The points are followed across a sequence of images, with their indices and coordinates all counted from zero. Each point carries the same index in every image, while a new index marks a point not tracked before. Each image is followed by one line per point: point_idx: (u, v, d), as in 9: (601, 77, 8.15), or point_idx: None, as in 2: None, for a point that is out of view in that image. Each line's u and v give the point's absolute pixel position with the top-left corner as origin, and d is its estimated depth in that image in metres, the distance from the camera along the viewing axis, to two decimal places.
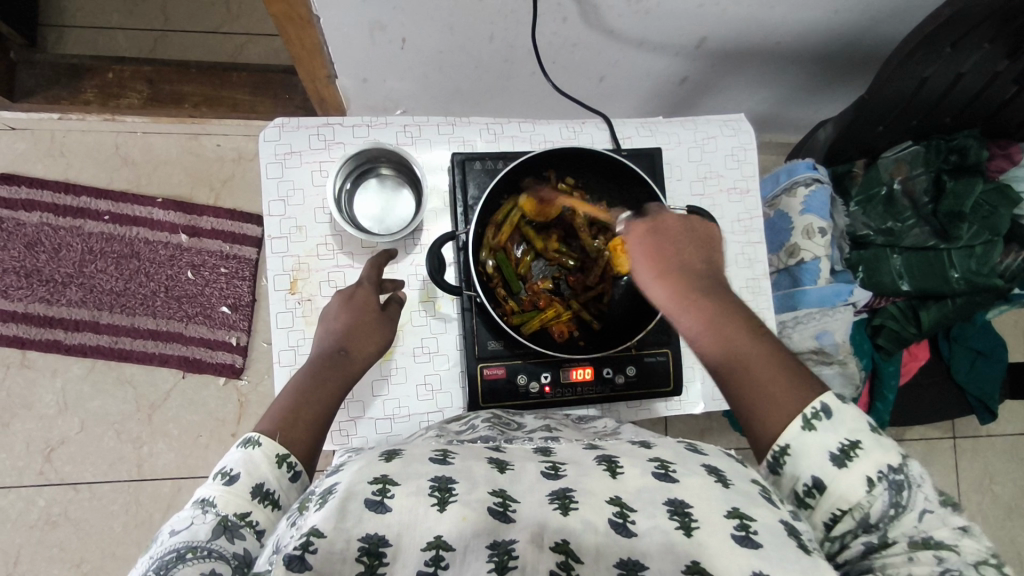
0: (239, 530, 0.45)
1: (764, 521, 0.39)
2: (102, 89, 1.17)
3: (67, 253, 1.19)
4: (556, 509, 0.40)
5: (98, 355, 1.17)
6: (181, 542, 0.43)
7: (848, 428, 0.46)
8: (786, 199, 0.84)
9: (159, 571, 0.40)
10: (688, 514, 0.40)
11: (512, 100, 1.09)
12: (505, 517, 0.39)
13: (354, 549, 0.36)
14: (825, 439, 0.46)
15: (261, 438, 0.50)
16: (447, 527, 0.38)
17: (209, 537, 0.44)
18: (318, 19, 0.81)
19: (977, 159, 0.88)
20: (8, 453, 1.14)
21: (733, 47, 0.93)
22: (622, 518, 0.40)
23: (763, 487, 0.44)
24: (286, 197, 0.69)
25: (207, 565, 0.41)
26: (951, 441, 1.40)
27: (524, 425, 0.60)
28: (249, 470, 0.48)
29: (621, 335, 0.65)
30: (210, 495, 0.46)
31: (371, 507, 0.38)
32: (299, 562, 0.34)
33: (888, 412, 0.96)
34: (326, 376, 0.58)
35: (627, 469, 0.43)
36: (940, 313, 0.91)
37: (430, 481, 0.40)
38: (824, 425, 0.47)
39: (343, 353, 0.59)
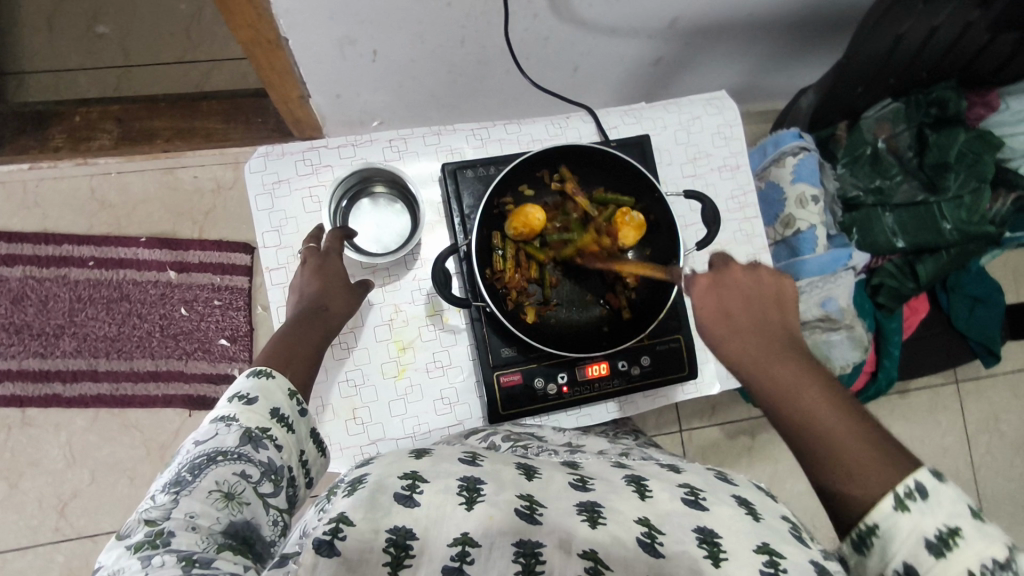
0: (262, 441, 0.47)
1: (794, 558, 0.40)
2: (71, 134, 1.15)
3: (55, 304, 1.17)
4: (583, 520, 0.42)
5: (100, 404, 1.15)
6: (210, 447, 0.45)
7: (948, 511, 0.41)
8: (775, 170, 0.84)
9: (193, 472, 0.43)
10: (717, 544, 0.40)
11: (489, 101, 1.09)
12: (532, 519, 0.41)
13: (382, 539, 0.38)
14: (919, 522, 0.41)
15: (273, 372, 0.52)
16: (474, 525, 0.39)
17: (236, 443, 0.45)
18: (287, 41, 0.80)
19: (958, 110, 0.87)
20: (21, 512, 1.12)
21: (704, 24, 0.93)
22: (650, 539, 0.41)
23: (795, 524, 0.46)
24: (279, 227, 0.68)
25: (238, 467, 0.44)
26: (954, 385, 1.43)
27: (546, 438, 0.62)
28: (265, 395, 0.50)
29: (651, 314, 0.64)
30: (229, 413, 0.47)
31: (401, 500, 0.40)
32: (328, 547, 0.36)
33: (895, 368, 0.98)
34: (289, 331, 0.58)
35: (657, 493, 0.45)
36: (936, 266, 0.92)
37: (460, 481, 0.42)
38: (919, 508, 0.42)
39: (322, 310, 0.60)
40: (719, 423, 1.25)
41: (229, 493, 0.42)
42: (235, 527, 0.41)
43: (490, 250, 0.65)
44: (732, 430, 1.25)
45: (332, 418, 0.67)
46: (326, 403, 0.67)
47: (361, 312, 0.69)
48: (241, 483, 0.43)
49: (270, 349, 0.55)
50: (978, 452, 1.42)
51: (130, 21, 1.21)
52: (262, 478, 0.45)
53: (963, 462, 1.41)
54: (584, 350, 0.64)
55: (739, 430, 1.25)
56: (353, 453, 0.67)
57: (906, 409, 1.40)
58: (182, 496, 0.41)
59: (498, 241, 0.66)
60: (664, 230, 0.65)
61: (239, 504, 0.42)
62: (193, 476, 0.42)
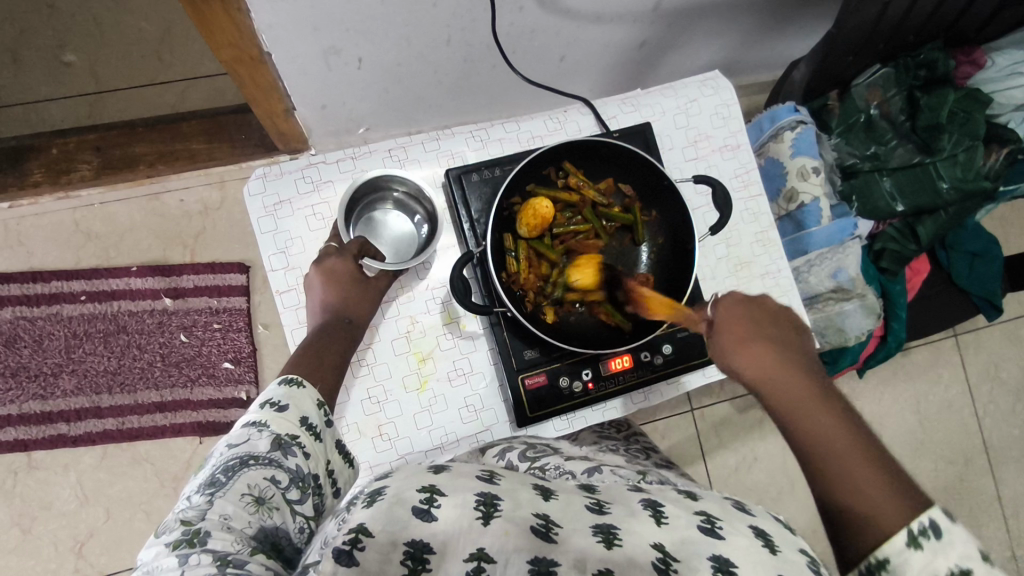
0: (291, 449, 0.47)
1: None
2: (50, 168, 1.09)
3: (50, 343, 1.14)
4: (599, 542, 0.42)
5: (108, 440, 1.13)
6: (242, 451, 0.45)
7: (960, 552, 0.42)
8: (773, 146, 0.84)
9: (226, 473, 0.43)
10: (734, 572, 0.40)
11: (476, 98, 1.07)
12: (546, 535, 0.41)
13: (400, 553, 0.38)
14: (932, 561, 0.42)
15: (303, 380, 0.52)
16: (490, 540, 0.39)
17: (267, 449, 0.45)
18: (270, 56, 0.78)
19: (946, 70, 0.88)
20: (38, 558, 1.10)
21: (687, 4, 0.92)
22: (665, 564, 0.41)
23: (812, 559, 0.45)
24: (285, 249, 0.67)
25: (268, 472, 0.44)
26: (953, 339, 1.45)
27: (562, 451, 0.62)
28: (296, 404, 0.50)
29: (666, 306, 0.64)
30: (260, 417, 0.47)
31: (420, 516, 0.40)
32: (347, 558, 0.37)
33: (903, 330, 0.99)
34: (313, 338, 0.59)
35: (673, 519, 0.45)
36: (936, 226, 0.93)
37: (477, 496, 0.43)
38: (933, 545, 0.42)
39: (347, 322, 0.62)
40: (731, 399, 1.26)
41: (260, 498, 0.42)
42: (265, 531, 0.41)
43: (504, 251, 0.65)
44: (743, 404, 1.26)
45: (358, 437, 0.66)
46: (351, 423, 0.66)
47: (377, 328, 0.68)
48: (271, 488, 0.44)
49: (296, 356, 0.56)
50: (981, 402, 1.44)
51: (98, 46, 1.18)
52: (290, 485, 0.45)
53: (968, 413, 1.44)
54: (608, 345, 0.64)
55: (749, 404, 1.26)
56: (382, 470, 0.66)
57: (909, 367, 1.42)
58: (217, 498, 0.41)
59: (511, 242, 0.65)
60: (674, 218, 0.65)
61: (270, 508, 0.42)
62: (227, 479, 0.42)
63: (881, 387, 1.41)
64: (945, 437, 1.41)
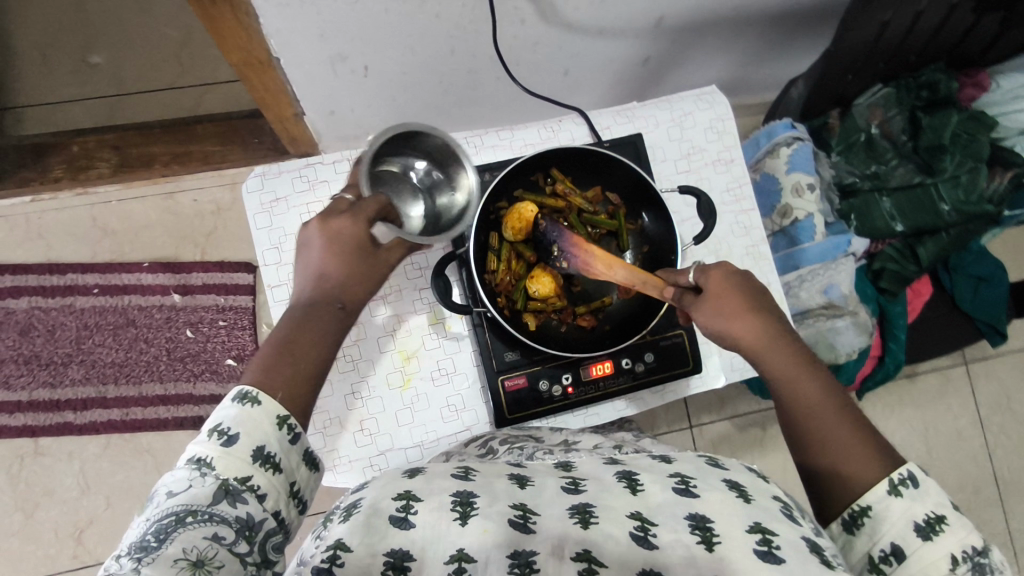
0: (241, 495, 0.44)
1: (786, 536, 0.40)
2: (71, 164, 1.14)
3: (62, 333, 1.17)
4: (576, 523, 0.41)
5: (111, 430, 1.16)
6: (180, 506, 0.42)
7: (935, 501, 0.47)
8: (770, 161, 0.84)
9: (159, 535, 0.41)
10: (710, 529, 0.41)
11: (481, 109, 1.09)
12: (526, 528, 0.41)
13: (380, 562, 0.38)
14: (911, 507, 0.47)
15: (259, 394, 0.47)
16: (470, 539, 0.40)
17: (211, 500, 0.43)
18: (278, 61, 0.81)
19: (948, 92, 0.88)
20: (38, 542, 1.13)
21: (689, 21, 0.93)
22: (643, 532, 0.41)
23: (786, 504, 0.45)
24: (279, 245, 0.69)
25: (208, 530, 0.42)
26: (963, 368, 1.42)
27: (544, 439, 0.62)
28: (248, 431, 0.46)
29: (647, 313, 0.65)
30: (206, 455, 0.45)
31: (396, 523, 0.40)
32: (326, 574, 0.36)
33: (901, 351, 0.98)
34: (294, 323, 0.52)
35: (648, 487, 0.45)
36: (936, 247, 0.93)
37: (453, 496, 0.43)
38: (911, 492, 0.48)
39: (338, 306, 0.54)
40: (730, 417, 1.25)
41: (198, 561, 0.40)
42: None
43: (488, 253, 0.66)
44: (742, 423, 1.25)
45: (339, 431, 0.67)
46: (333, 416, 0.67)
47: (364, 324, 0.69)
48: (213, 547, 0.42)
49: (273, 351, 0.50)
50: (992, 432, 1.41)
51: (124, 50, 1.23)
52: (236, 538, 0.43)
53: (977, 443, 1.40)
54: (589, 350, 0.65)
55: (749, 423, 1.25)
56: (361, 464, 0.67)
57: (916, 393, 1.39)
58: (145, 565, 0.39)
59: (496, 245, 0.66)
60: (659, 228, 0.66)
61: (209, 572, 0.40)
62: (159, 542, 0.40)
63: (887, 413, 1.38)
64: (953, 468, 1.38)
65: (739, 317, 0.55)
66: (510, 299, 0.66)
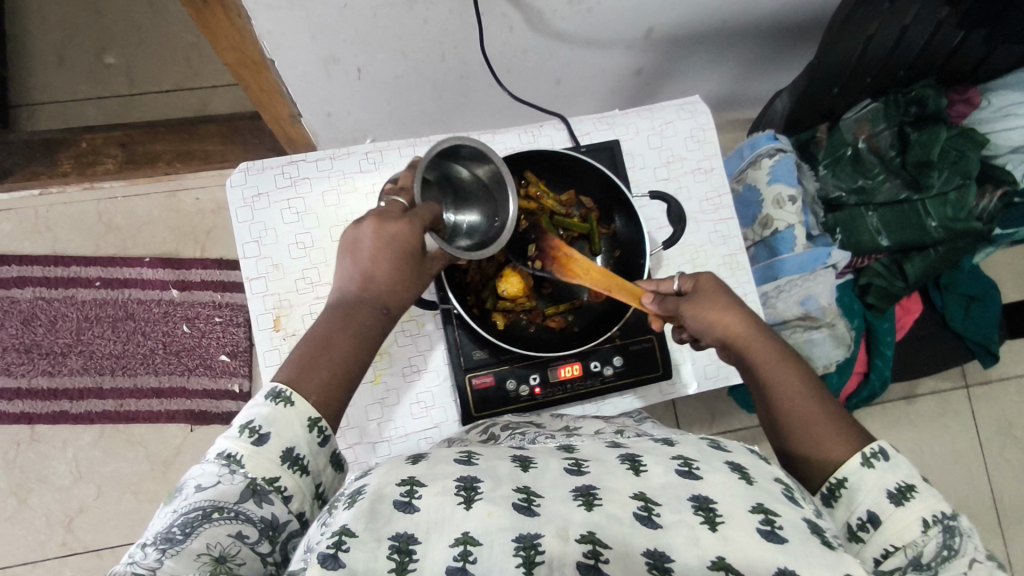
0: (268, 495, 0.46)
1: (788, 517, 0.40)
2: (77, 158, 1.18)
3: (63, 324, 1.21)
4: (580, 506, 0.40)
5: (105, 421, 1.18)
6: (207, 501, 0.45)
7: (905, 471, 0.49)
8: (751, 172, 0.85)
9: (185, 529, 0.43)
10: (714, 510, 0.40)
11: (476, 114, 1.11)
12: (530, 511, 0.39)
13: (385, 547, 0.37)
14: (883, 477, 0.49)
15: (292, 394, 0.50)
16: (474, 523, 0.38)
17: (237, 498, 0.45)
18: (272, 62, 0.84)
19: (937, 107, 0.87)
20: (29, 528, 1.15)
21: (679, 33, 0.94)
22: (647, 511, 0.40)
23: (788, 485, 0.45)
24: (259, 239, 0.70)
25: (233, 528, 0.44)
26: (964, 390, 1.40)
27: (545, 425, 0.62)
28: (279, 430, 0.48)
29: (612, 317, 0.66)
30: (236, 451, 0.47)
31: (401, 507, 0.39)
32: (333, 560, 0.35)
33: (887, 368, 0.96)
34: (339, 325, 0.55)
35: (651, 467, 0.44)
36: (924, 263, 0.92)
37: (457, 481, 0.41)
38: (882, 464, 0.50)
39: (383, 310, 0.58)
40: (720, 431, 1.24)
41: (220, 557, 0.43)
42: None
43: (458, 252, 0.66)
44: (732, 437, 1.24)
45: None
46: None
47: None
48: (235, 544, 0.44)
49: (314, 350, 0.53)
50: (993, 458, 1.38)
51: (135, 51, 1.27)
52: (259, 538, 0.45)
53: (977, 468, 1.37)
54: (556, 350, 0.66)
55: (738, 438, 1.24)
56: None
57: (914, 415, 1.37)
58: (168, 556, 0.41)
59: None
60: (630, 234, 0.67)
61: (229, 568, 0.42)
62: (185, 535, 0.43)
63: (883, 434, 1.36)
64: (954, 494, 1.35)
65: (721, 307, 0.59)
66: (480, 298, 0.67)
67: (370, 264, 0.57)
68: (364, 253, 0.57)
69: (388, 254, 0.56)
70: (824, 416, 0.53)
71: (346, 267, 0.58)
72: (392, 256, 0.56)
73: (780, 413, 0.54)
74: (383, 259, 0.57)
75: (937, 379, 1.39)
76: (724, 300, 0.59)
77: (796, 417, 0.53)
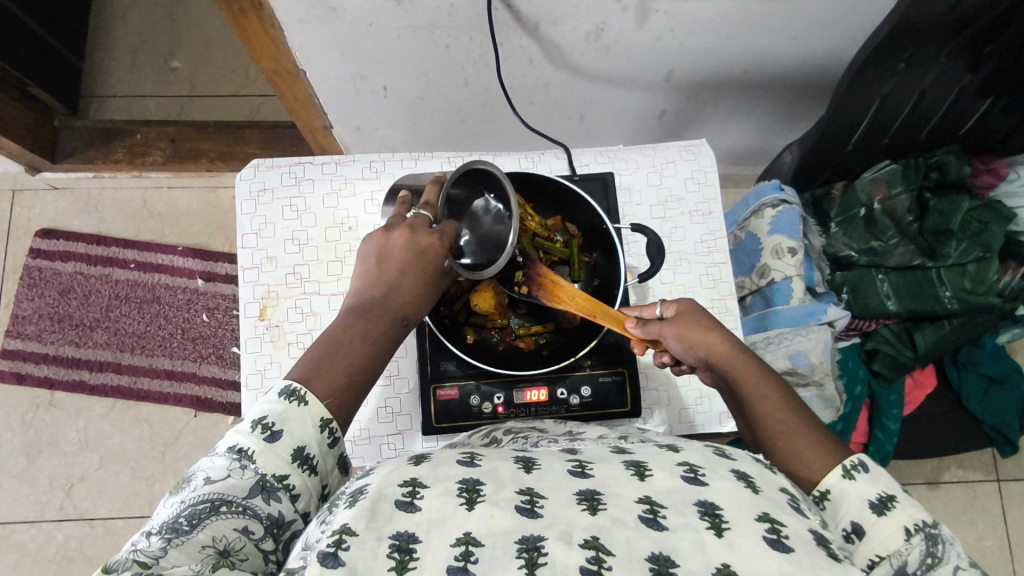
0: (277, 493, 0.44)
1: (795, 527, 0.37)
2: (130, 150, 1.26)
3: (95, 299, 1.29)
4: (583, 509, 0.36)
5: (118, 395, 1.24)
6: (216, 494, 0.43)
7: (885, 482, 0.48)
8: (754, 221, 0.91)
9: (191, 520, 0.41)
10: (720, 515, 0.36)
11: (501, 139, 1.14)
12: (533, 513, 0.36)
13: (385, 546, 0.34)
14: (865, 489, 0.47)
15: (307, 394, 0.48)
16: (477, 524, 0.35)
17: (246, 494, 0.43)
18: (304, 74, 0.89)
19: (958, 175, 0.91)
20: (32, 489, 1.20)
21: (701, 79, 0.95)
22: (653, 514, 0.37)
23: (794, 497, 0.42)
24: (258, 231, 0.74)
25: (241, 522, 0.43)
26: (995, 484, 1.29)
27: (548, 430, 0.60)
28: (291, 429, 0.47)
29: (579, 341, 0.67)
30: (248, 446, 0.45)
31: (402, 507, 0.36)
32: (333, 558, 0.32)
33: (888, 442, 0.94)
34: (362, 330, 0.53)
35: (656, 472, 0.40)
36: (936, 334, 0.93)
37: (459, 482, 0.38)
38: (863, 476, 0.48)
39: (401, 323, 0.55)
40: None
41: (224, 551, 0.41)
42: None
43: None
44: None
45: None
46: None
47: (320, 315, 0.72)
48: (241, 540, 0.42)
49: (327, 351, 0.51)
50: None
51: (201, 59, 1.37)
52: (264, 535, 0.43)
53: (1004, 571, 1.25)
54: (517, 367, 0.66)
55: None
56: None
57: (938, 503, 1.27)
58: (173, 546, 0.40)
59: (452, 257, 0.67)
60: (608, 265, 0.68)
61: (232, 563, 0.41)
62: (191, 526, 0.41)
63: None
64: None
65: (701, 329, 0.57)
66: (455, 310, 0.67)
67: (399, 276, 0.55)
68: (393, 264, 0.55)
69: (421, 267, 0.55)
70: (816, 442, 0.50)
71: (371, 273, 0.56)
72: (422, 271, 0.55)
73: (766, 429, 0.52)
74: (414, 273, 0.55)
75: (965, 468, 1.29)
76: (706, 324, 0.57)
77: (782, 430, 0.51)
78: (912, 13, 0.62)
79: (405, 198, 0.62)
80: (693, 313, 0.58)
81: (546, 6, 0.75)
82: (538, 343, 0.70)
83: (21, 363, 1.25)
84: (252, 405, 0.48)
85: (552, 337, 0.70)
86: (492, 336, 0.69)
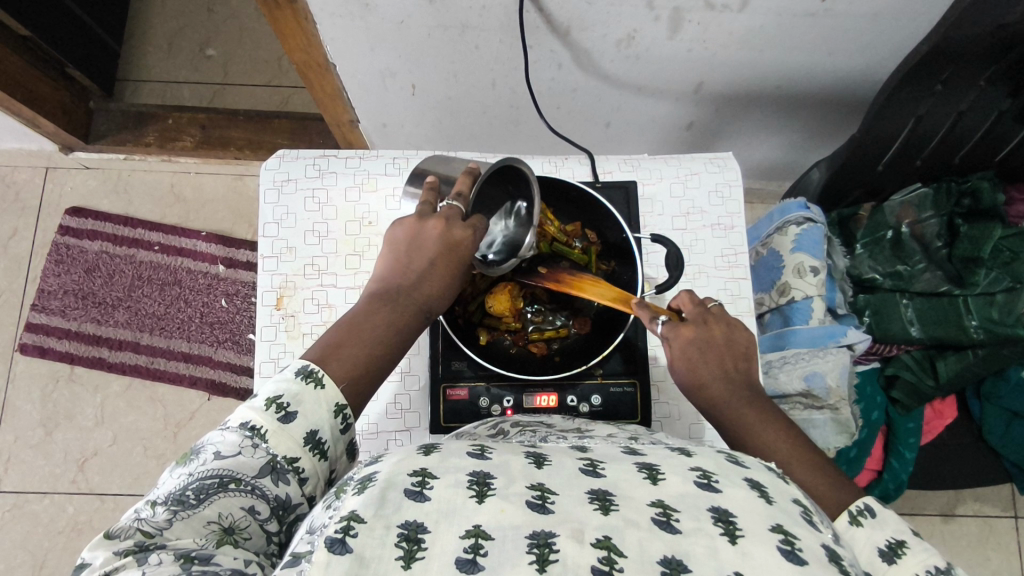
0: (286, 475, 0.44)
1: (809, 540, 0.36)
2: (162, 132, 1.30)
3: (119, 278, 1.31)
4: (595, 509, 0.36)
5: (135, 373, 1.26)
6: (224, 471, 0.42)
7: (893, 527, 0.46)
8: (778, 238, 0.91)
9: (199, 494, 0.41)
10: (733, 522, 0.36)
11: (525, 142, 1.14)
12: (544, 509, 0.36)
13: (394, 534, 0.33)
14: (873, 535, 0.45)
15: (323, 375, 0.48)
16: (487, 517, 0.35)
17: (256, 473, 0.43)
18: (334, 68, 0.89)
19: (992, 203, 0.90)
20: (48, 460, 1.22)
21: (730, 91, 0.94)
22: (665, 517, 0.36)
23: (806, 508, 0.40)
24: (279, 221, 0.75)
25: (247, 501, 0.42)
26: (1013, 521, 1.25)
27: (556, 425, 0.59)
28: (305, 412, 0.46)
29: (592, 351, 0.66)
30: (261, 425, 0.44)
31: (411, 496, 0.36)
32: (340, 545, 0.32)
33: (903, 471, 0.95)
34: (384, 317, 0.53)
35: (669, 476, 0.39)
36: (960, 364, 0.91)
37: (469, 475, 0.38)
38: (870, 522, 0.46)
39: (426, 316, 0.55)
40: None
41: (229, 528, 0.41)
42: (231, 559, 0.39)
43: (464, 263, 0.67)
44: None
45: None
46: None
47: (335, 308, 0.73)
48: (247, 519, 0.42)
49: (344, 334, 0.51)
50: None
51: (234, 48, 1.38)
52: (269, 516, 0.43)
53: None
54: (528, 370, 0.66)
55: None
56: None
57: (952, 537, 1.23)
58: (179, 518, 0.39)
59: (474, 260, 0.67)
60: (625, 274, 0.68)
61: (236, 541, 0.41)
62: (198, 500, 0.41)
63: None
64: None
65: (697, 366, 0.56)
66: (471, 311, 0.68)
67: (428, 269, 0.55)
68: (424, 256, 0.55)
69: (450, 263, 0.55)
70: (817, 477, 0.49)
71: (400, 260, 0.56)
72: (450, 267, 0.55)
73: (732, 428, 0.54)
74: (444, 267, 0.55)
75: (982, 502, 1.25)
76: (702, 352, 0.56)
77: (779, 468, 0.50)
78: (954, 34, 0.61)
79: (432, 183, 0.61)
80: (691, 346, 0.56)
81: (578, 11, 0.75)
82: (552, 349, 0.69)
83: (43, 338, 1.27)
84: (266, 382, 0.47)
85: (567, 345, 0.69)
86: (504, 338, 0.69)
